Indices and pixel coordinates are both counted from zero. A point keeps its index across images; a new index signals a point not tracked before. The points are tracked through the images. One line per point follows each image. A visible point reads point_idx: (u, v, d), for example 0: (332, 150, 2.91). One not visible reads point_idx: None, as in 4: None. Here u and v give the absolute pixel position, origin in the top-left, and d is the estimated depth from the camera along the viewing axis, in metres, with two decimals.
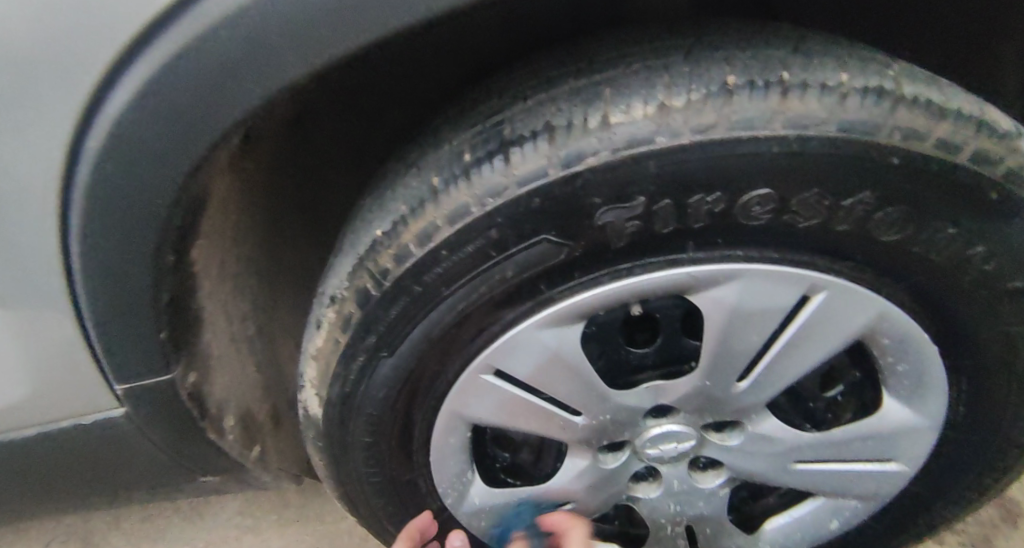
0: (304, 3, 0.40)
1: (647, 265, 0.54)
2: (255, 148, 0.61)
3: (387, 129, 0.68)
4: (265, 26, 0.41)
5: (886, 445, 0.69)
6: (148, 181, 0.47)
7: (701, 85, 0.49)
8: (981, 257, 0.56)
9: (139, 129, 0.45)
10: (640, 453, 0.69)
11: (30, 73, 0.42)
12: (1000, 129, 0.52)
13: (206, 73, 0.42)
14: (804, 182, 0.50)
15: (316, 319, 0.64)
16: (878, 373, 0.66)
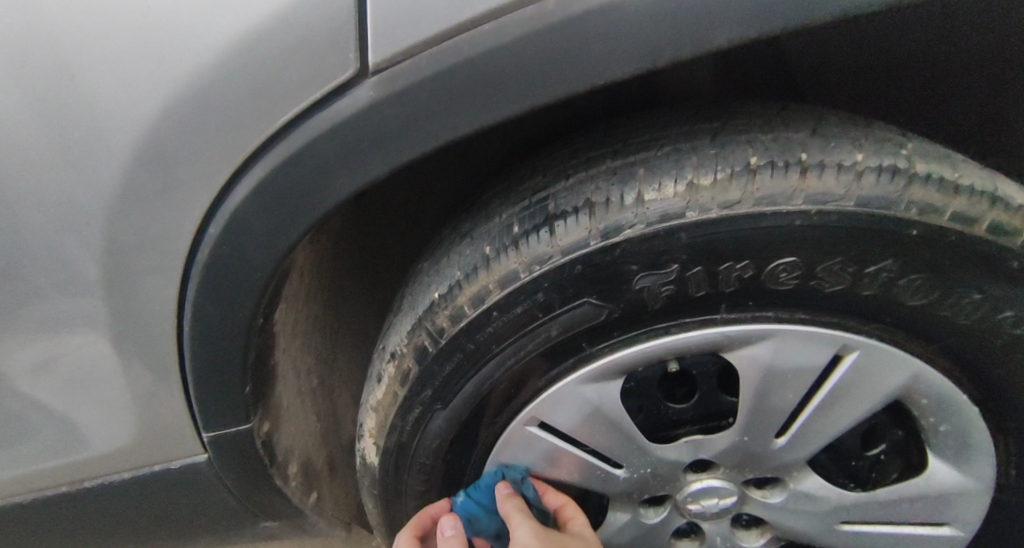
0: (390, 120, 0.47)
1: (682, 325, 0.59)
2: (330, 227, 0.68)
3: (440, 193, 0.76)
4: (356, 137, 0.47)
5: (934, 506, 0.69)
6: (251, 258, 0.54)
7: (726, 166, 0.54)
8: (1009, 321, 0.58)
9: (252, 219, 0.52)
10: (682, 509, 0.71)
11: (172, 172, 0.51)
12: (1015, 204, 0.55)
13: (303, 175, 0.49)
14: (828, 252, 0.54)
15: (377, 374, 0.69)
16: (922, 434, 0.67)
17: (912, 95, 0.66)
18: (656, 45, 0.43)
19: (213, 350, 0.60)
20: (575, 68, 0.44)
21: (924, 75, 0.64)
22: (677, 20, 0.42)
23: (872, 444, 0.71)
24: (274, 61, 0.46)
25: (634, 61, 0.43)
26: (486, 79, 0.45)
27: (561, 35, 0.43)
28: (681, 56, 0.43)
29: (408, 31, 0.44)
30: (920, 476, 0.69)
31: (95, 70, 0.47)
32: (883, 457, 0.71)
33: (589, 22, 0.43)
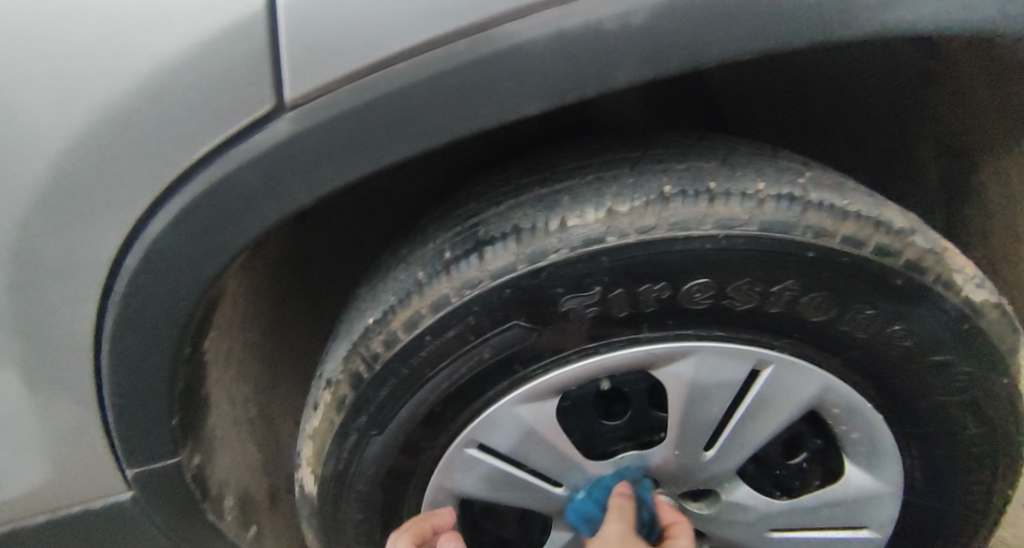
0: (309, 151, 0.48)
1: (609, 344, 0.62)
2: (269, 246, 0.70)
3: (385, 214, 0.78)
4: (279, 168, 0.49)
5: (853, 510, 0.74)
6: (176, 286, 0.55)
7: (642, 194, 0.58)
8: (900, 334, 0.62)
9: (172, 248, 0.53)
10: None
11: (89, 201, 0.51)
12: (896, 227, 0.60)
13: (225, 204, 0.50)
14: (737, 273, 0.58)
15: (313, 401, 0.69)
16: (836, 441, 0.72)
17: (827, 128, 0.73)
18: (559, 87, 0.46)
19: (140, 381, 0.60)
20: (484, 103, 0.46)
21: (832, 108, 0.71)
22: (578, 60, 0.45)
23: (795, 452, 0.74)
24: (192, 95, 0.47)
25: (539, 98, 0.46)
26: (400, 113, 0.47)
27: (469, 73, 0.46)
28: (585, 96, 0.46)
29: (322, 67, 0.46)
30: (835, 484, 0.73)
31: (12, 100, 0.48)
32: (806, 466, 0.74)
33: (496, 61, 0.45)
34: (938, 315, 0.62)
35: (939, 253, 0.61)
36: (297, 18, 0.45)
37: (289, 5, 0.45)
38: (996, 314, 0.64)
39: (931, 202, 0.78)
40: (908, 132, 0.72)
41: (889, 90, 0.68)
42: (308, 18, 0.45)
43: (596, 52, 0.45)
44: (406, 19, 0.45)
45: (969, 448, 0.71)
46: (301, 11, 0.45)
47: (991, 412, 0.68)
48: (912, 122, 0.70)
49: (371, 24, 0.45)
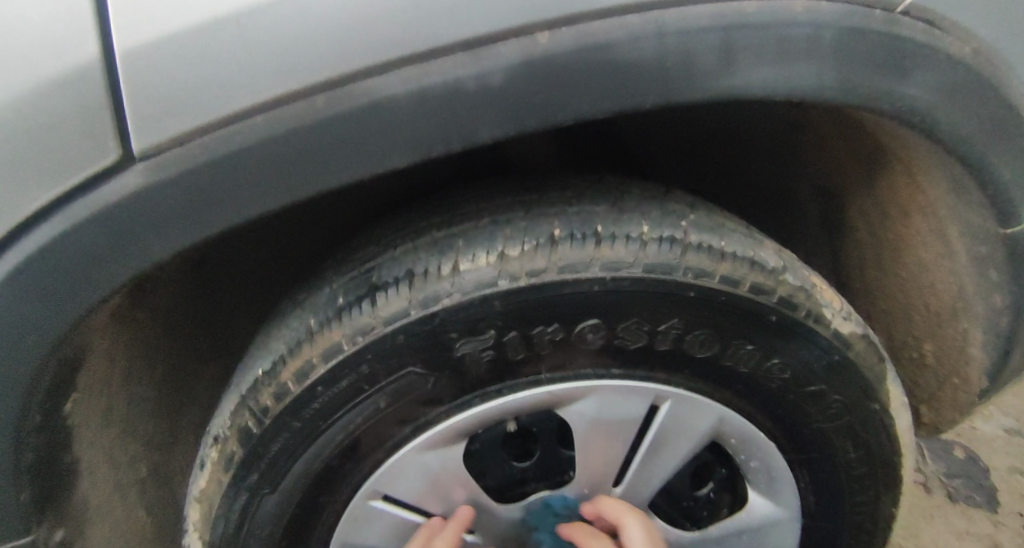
0: (170, 202, 0.47)
1: (511, 387, 0.62)
2: (157, 290, 0.67)
3: (291, 259, 0.76)
4: (134, 219, 0.47)
5: (758, 537, 0.76)
6: (20, 348, 0.51)
7: (531, 238, 0.59)
8: (779, 367, 0.65)
9: (15, 305, 0.49)
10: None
11: None
12: (769, 266, 0.63)
13: (78, 255, 0.48)
14: (626, 313, 0.60)
15: (200, 460, 0.65)
16: (738, 469, 0.74)
17: (721, 174, 0.78)
18: (426, 139, 0.47)
19: None
20: (350, 159, 0.47)
21: (721, 154, 0.75)
22: (445, 116, 0.46)
23: (703, 484, 0.75)
24: (27, 146, 0.45)
25: (407, 152, 0.47)
26: (267, 168, 0.46)
27: (333, 126, 0.46)
28: (451, 150, 0.47)
29: (174, 118, 0.45)
30: (743, 511, 0.75)
31: None
32: (714, 497, 0.76)
33: (362, 116, 0.46)
34: (812, 347, 0.65)
35: (809, 290, 0.65)
36: (140, 63, 0.44)
37: (128, 53, 0.43)
38: (862, 345, 0.68)
39: (817, 247, 0.82)
40: (788, 176, 0.76)
41: (767, 134, 0.72)
42: (153, 64, 0.44)
43: (461, 111, 0.46)
44: (261, 70, 0.44)
45: (853, 472, 0.74)
46: (142, 57, 0.44)
47: (868, 437, 0.72)
48: (792, 169, 0.74)
49: (222, 73, 0.44)
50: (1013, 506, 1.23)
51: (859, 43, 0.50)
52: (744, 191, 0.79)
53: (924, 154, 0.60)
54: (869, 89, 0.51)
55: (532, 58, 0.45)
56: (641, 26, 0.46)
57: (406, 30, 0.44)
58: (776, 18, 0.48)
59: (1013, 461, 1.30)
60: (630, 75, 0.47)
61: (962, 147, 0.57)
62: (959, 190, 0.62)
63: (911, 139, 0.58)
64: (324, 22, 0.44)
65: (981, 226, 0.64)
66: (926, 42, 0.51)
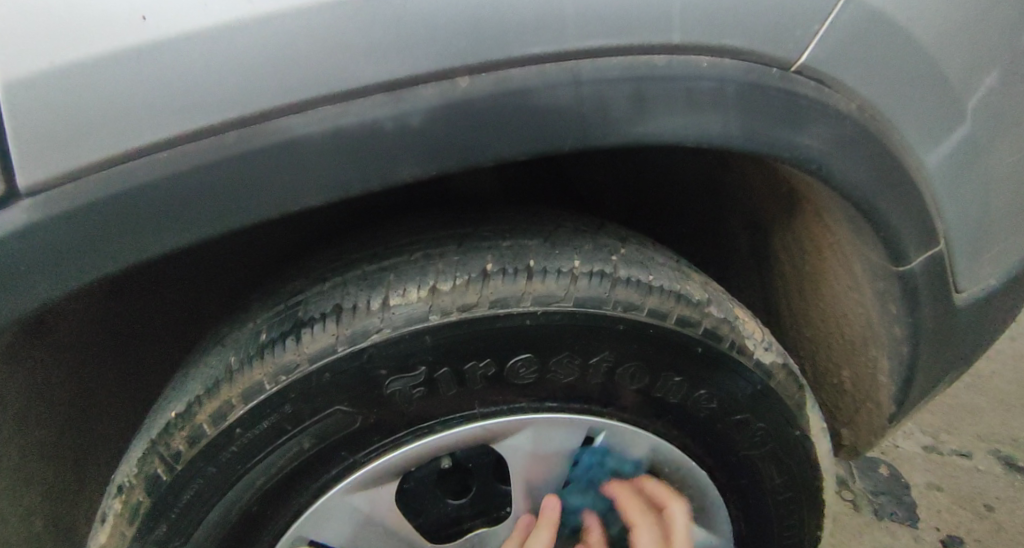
0: (67, 238, 0.44)
1: (445, 422, 0.61)
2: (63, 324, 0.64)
3: (220, 287, 0.75)
4: (23, 256, 0.44)
5: None
6: None
7: (464, 272, 0.58)
8: (706, 397, 0.66)
9: None
10: None
11: None
12: (694, 299, 0.64)
13: None
14: (558, 347, 0.60)
15: (101, 514, 0.64)
16: None
17: (654, 208, 0.81)
18: (343, 179, 0.46)
19: None
20: (264, 193, 0.46)
21: (651, 192, 0.79)
22: (360, 156, 0.46)
23: None
24: None
25: (325, 190, 0.46)
26: (173, 200, 0.45)
27: (244, 162, 0.45)
28: (371, 188, 0.47)
29: (65, 154, 0.43)
30: None
31: None
32: None
33: (275, 153, 0.45)
34: (737, 379, 0.67)
35: (733, 322, 0.66)
36: (30, 98, 0.41)
37: (13, 86, 0.41)
38: (783, 375, 0.70)
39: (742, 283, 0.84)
40: (716, 215, 0.78)
41: (697, 173, 0.73)
42: (45, 99, 0.42)
43: (379, 152, 0.46)
44: (165, 107, 0.43)
45: (778, 495, 0.75)
46: (30, 91, 0.41)
47: (790, 462, 0.73)
48: (720, 207, 0.77)
49: (122, 108, 0.42)
50: (932, 522, 1.28)
51: (758, 99, 0.51)
52: (676, 224, 0.82)
53: (826, 199, 0.61)
54: (772, 139, 0.53)
55: (450, 101, 0.46)
56: (556, 74, 0.47)
57: (321, 70, 0.44)
58: (684, 71, 0.49)
59: (931, 478, 1.35)
60: (544, 118, 0.47)
61: (858, 193, 0.58)
62: (858, 236, 0.64)
63: (809, 181, 0.59)
64: (232, 61, 0.43)
65: (877, 262, 0.66)
66: (818, 98, 0.53)
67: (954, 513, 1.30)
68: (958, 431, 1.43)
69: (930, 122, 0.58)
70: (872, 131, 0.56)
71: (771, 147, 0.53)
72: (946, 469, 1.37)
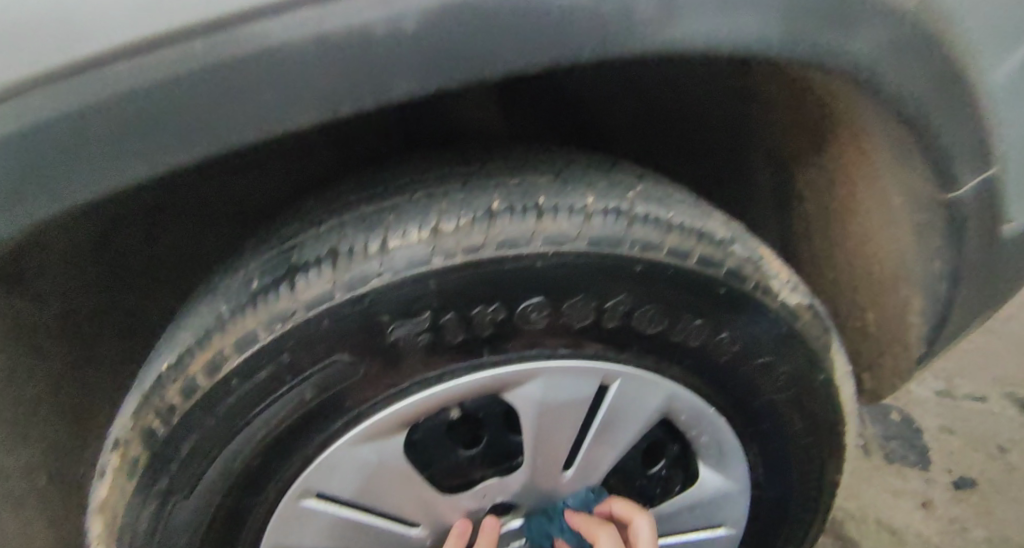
0: (27, 159, 0.40)
1: (451, 372, 0.58)
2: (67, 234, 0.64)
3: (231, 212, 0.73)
4: None
5: (711, 509, 0.75)
6: None
7: (468, 212, 0.54)
8: (728, 340, 0.63)
9: None
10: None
11: None
12: (717, 237, 0.60)
13: None
14: (570, 291, 0.56)
15: (100, 468, 0.62)
16: (689, 446, 0.72)
17: (668, 145, 0.77)
18: (333, 97, 0.42)
19: None
20: (244, 112, 0.41)
21: (665, 124, 0.74)
22: (350, 70, 0.41)
23: (654, 461, 0.74)
24: None
25: (311, 108, 0.42)
26: (141, 120, 0.40)
27: (219, 75, 0.40)
28: (364, 108, 0.42)
29: (20, 58, 0.39)
30: (692, 487, 0.74)
31: None
32: (665, 474, 0.75)
33: (252, 64, 0.40)
34: (760, 321, 0.63)
35: (756, 261, 0.62)
36: None
37: None
38: (809, 316, 0.66)
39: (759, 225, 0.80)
40: (738, 150, 0.73)
41: (717, 105, 0.68)
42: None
43: (373, 64, 0.41)
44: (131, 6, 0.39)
45: (799, 441, 0.72)
46: None
47: (814, 407, 0.70)
48: (742, 141, 0.72)
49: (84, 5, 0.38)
50: (944, 464, 1.26)
51: None
52: (700, 163, 0.77)
53: (868, 118, 0.58)
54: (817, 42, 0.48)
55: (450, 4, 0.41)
56: None
57: None
58: None
59: (945, 422, 1.32)
60: (561, 24, 0.43)
61: (908, 106, 0.55)
62: (902, 154, 0.60)
63: (852, 97, 0.55)
64: None
65: (923, 191, 0.63)
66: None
67: (969, 456, 1.27)
68: (977, 374, 1.40)
69: (982, 34, 0.56)
70: (914, 29, 0.52)
71: (820, 54, 0.48)
72: (964, 412, 1.34)
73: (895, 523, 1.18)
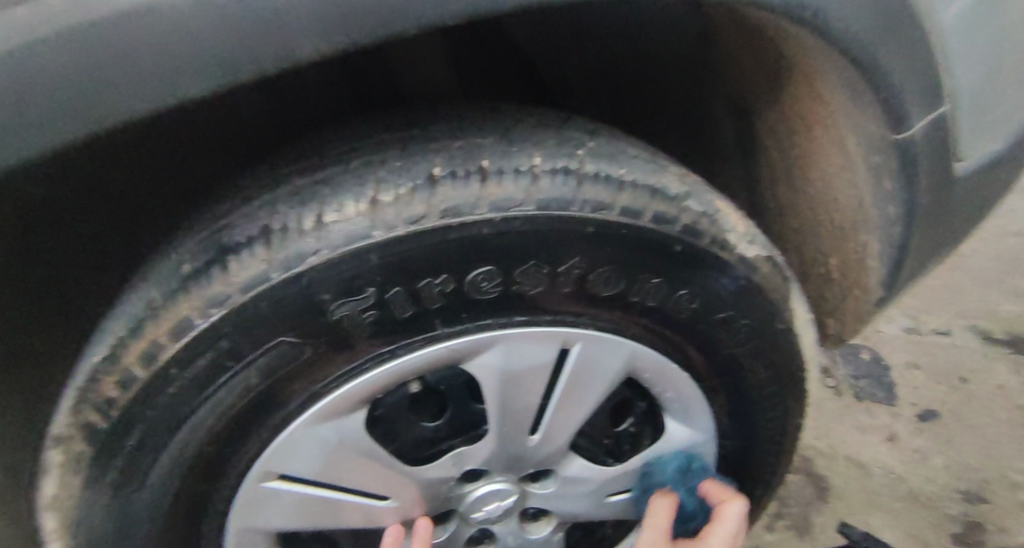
0: None
1: (404, 347, 0.56)
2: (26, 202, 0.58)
3: (199, 169, 0.69)
4: None
5: (682, 461, 0.75)
6: None
7: (407, 180, 0.52)
8: (686, 298, 0.61)
9: None
10: (468, 519, 0.70)
11: None
12: (670, 193, 0.59)
13: None
14: (522, 257, 0.54)
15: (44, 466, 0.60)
16: (656, 402, 0.71)
17: (629, 97, 0.74)
18: (230, 60, 0.39)
19: None
20: (132, 81, 0.38)
21: (625, 76, 0.71)
22: (244, 28, 0.38)
23: (621, 418, 0.73)
24: None
25: (204, 74, 0.39)
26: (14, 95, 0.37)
27: (99, 41, 0.37)
28: (265, 71, 0.40)
29: None
30: (661, 442, 0.73)
31: None
32: (634, 431, 0.74)
33: (134, 25, 0.37)
34: (718, 276, 0.62)
35: (712, 215, 0.61)
36: None
37: None
38: (768, 268, 0.65)
39: (716, 175, 0.79)
40: (696, 99, 0.71)
41: (679, 50, 0.66)
42: None
43: (268, 22, 0.38)
44: None
45: (763, 391, 0.72)
46: None
47: (776, 357, 0.70)
48: (702, 89, 0.69)
49: None
50: (909, 399, 1.29)
51: None
52: (659, 113, 0.75)
53: (819, 59, 0.56)
54: None
55: None
56: None
57: None
58: None
59: (912, 358, 1.35)
60: None
61: (853, 46, 0.54)
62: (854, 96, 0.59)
63: (802, 40, 0.54)
64: None
65: (876, 133, 0.62)
66: None
67: (933, 389, 1.30)
68: (941, 309, 1.42)
69: None
70: None
71: None
72: (929, 347, 1.36)
73: (863, 458, 1.20)
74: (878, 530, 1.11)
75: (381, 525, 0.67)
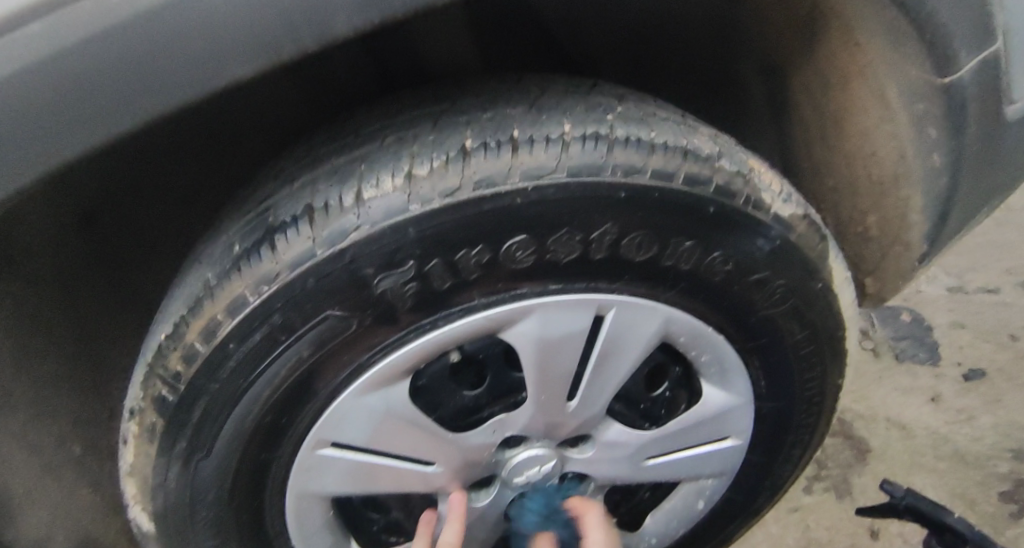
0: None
1: (445, 318, 0.58)
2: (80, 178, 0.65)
3: (239, 155, 0.72)
4: None
5: (719, 424, 0.76)
6: None
7: (441, 153, 0.54)
8: (720, 260, 0.62)
9: None
10: (510, 483, 0.73)
11: None
12: (703, 154, 0.59)
13: None
14: (555, 225, 0.55)
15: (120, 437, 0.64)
16: (692, 366, 0.72)
17: (657, 65, 0.74)
18: (274, 40, 0.40)
19: None
20: (183, 64, 0.40)
21: (651, 42, 0.71)
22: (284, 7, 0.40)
23: (656, 384, 0.75)
24: None
25: (250, 54, 0.41)
26: (76, 86, 0.38)
27: (148, 28, 0.38)
28: (306, 49, 0.41)
29: None
30: (698, 404, 0.74)
31: None
32: (670, 396, 0.75)
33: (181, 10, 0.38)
34: (751, 236, 0.62)
35: (746, 174, 0.61)
36: None
37: None
38: (804, 226, 0.66)
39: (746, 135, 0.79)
40: (724, 58, 0.71)
41: (704, 6, 0.66)
42: None
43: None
44: None
45: (800, 351, 0.73)
46: None
47: (812, 317, 0.70)
48: (729, 45, 0.69)
49: None
50: (953, 358, 1.27)
51: None
52: (689, 76, 0.75)
53: None
54: None
55: None
56: None
57: None
58: None
59: (955, 317, 1.33)
60: None
61: None
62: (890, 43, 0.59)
63: None
64: None
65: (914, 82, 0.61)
66: None
67: (978, 347, 1.28)
68: (987, 266, 1.40)
69: None
70: None
71: None
72: (973, 305, 1.34)
73: (907, 417, 1.20)
74: (921, 489, 1.11)
75: (429, 489, 0.69)
